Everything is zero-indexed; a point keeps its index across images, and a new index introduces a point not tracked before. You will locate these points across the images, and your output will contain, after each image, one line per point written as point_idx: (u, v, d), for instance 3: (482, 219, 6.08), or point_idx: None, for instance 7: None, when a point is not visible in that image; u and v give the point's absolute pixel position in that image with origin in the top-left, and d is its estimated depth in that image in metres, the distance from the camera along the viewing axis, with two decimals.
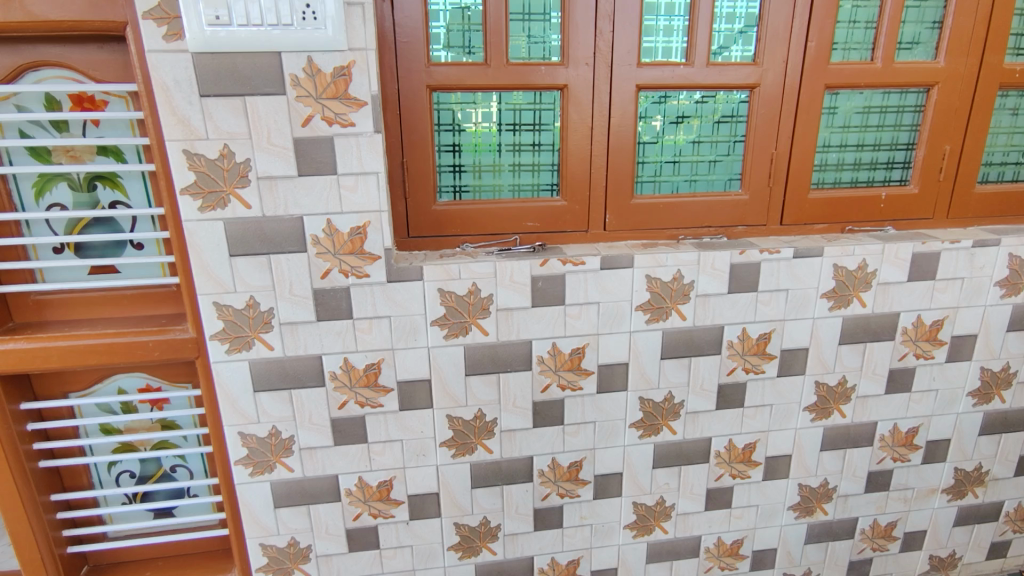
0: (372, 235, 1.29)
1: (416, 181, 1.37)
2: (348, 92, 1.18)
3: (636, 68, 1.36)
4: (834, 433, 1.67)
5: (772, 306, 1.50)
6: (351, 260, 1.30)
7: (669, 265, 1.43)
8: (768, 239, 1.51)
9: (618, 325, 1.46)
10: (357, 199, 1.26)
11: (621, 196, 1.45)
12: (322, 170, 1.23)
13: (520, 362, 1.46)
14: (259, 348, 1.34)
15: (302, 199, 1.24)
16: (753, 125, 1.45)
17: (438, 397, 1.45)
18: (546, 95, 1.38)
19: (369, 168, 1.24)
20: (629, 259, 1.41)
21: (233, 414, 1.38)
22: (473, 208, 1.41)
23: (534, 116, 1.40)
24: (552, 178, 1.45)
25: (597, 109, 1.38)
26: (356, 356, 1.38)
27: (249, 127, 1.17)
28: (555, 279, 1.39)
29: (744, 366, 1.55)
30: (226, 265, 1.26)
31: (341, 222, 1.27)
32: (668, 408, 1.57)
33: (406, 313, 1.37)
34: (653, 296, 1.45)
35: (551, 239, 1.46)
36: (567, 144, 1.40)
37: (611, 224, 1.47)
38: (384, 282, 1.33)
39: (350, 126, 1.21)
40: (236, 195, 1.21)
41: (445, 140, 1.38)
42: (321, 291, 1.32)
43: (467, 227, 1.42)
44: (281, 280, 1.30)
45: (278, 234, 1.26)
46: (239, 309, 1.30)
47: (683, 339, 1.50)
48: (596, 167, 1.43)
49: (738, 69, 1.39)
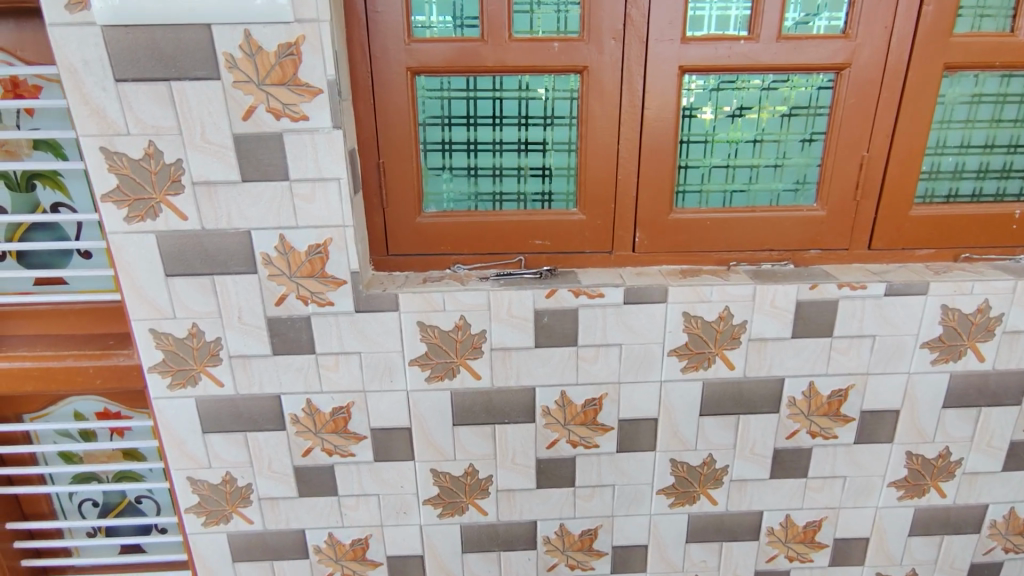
0: (335, 256, 1.05)
1: (395, 187, 1.11)
2: (298, 77, 0.93)
3: (679, 44, 1.04)
4: (927, 516, 1.31)
5: (852, 357, 1.15)
6: (311, 285, 1.06)
7: (715, 300, 1.11)
8: (851, 268, 1.16)
9: (646, 374, 1.16)
10: (315, 211, 1.01)
11: (655, 210, 1.14)
12: (270, 175, 0.99)
13: (521, 412, 1.18)
14: (206, 383, 1.12)
15: (248, 209, 1.00)
16: (838, 119, 1.09)
17: (420, 449, 1.20)
18: (561, 80, 1.08)
19: (328, 174, 0.99)
20: (661, 291, 1.10)
21: (181, 457, 1.17)
22: (467, 221, 1.14)
23: (546, 106, 1.10)
24: (568, 185, 1.15)
25: (627, 99, 1.07)
26: (321, 398, 1.15)
27: (178, 120, 0.94)
28: (565, 313, 1.10)
29: (809, 429, 1.22)
30: (162, 286, 1.04)
31: (297, 239, 1.03)
32: (707, 473, 1.26)
33: (379, 350, 1.12)
34: (692, 339, 1.14)
35: (564, 262, 1.17)
36: (586, 142, 1.10)
37: (641, 244, 1.16)
38: (352, 311, 1.09)
39: (303, 120, 0.96)
40: (169, 204, 0.99)
41: (432, 137, 1.11)
42: (275, 320, 1.08)
43: (460, 244, 1.15)
44: (227, 306, 1.07)
45: (221, 252, 1.03)
46: (181, 338, 1.08)
47: (731, 392, 1.18)
48: (624, 171, 1.12)
49: (819, 45, 1.04)
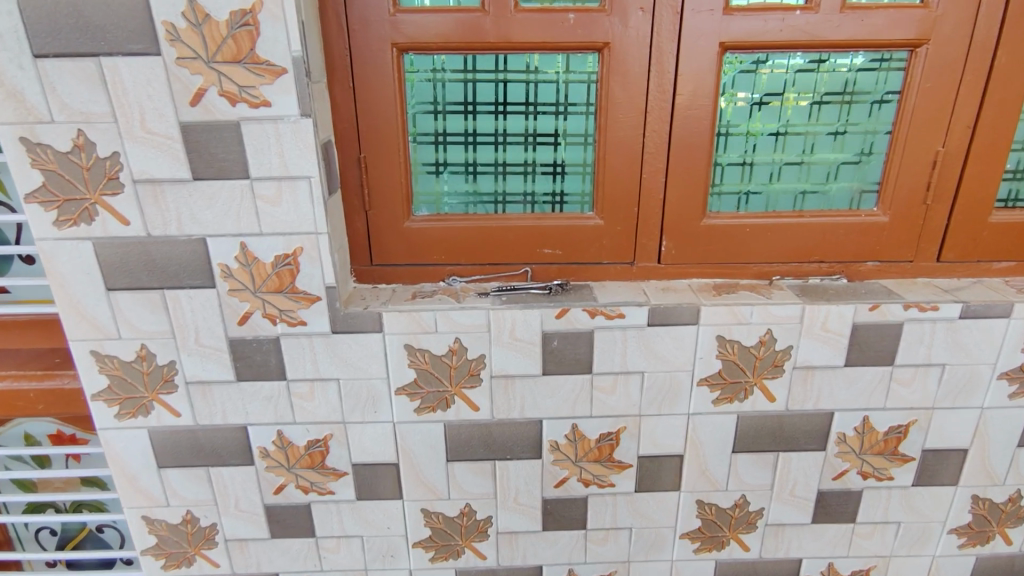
0: (307, 268, 0.88)
1: (379, 186, 0.94)
2: (256, 53, 0.76)
3: (721, 15, 0.86)
4: (990, 565, 1.14)
5: (915, 389, 0.98)
6: (279, 302, 0.90)
7: (756, 323, 0.94)
8: (916, 285, 0.98)
9: (671, 405, 1.00)
10: (281, 215, 0.85)
11: (685, 214, 0.97)
12: (225, 172, 0.82)
13: (526, 448, 1.02)
14: (160, 413, 0.97)
15: (201, 212, 0.84)
16: (908, 107, 0.91)
17: (409, 487, 1.05)
18: (577, 59, 0.90)
19: (297, 171, 0.83)
20: (693, 312, 0.93)
21: (134, 494, 1.03)
22: (464, 226, 0.97)
23: (558, 91, 0.92)
24: (583, 184, 0.98)
25: (656, 82, 0.90)
26: (294, 430, 0.99)
27: (112, 105, 0.78)
28: (578, 336, 0.94)
29: (860, 469, 1.05)
30: (103, 303, 0.89)
31: (261, 248, 0.86)
32: (739, 517, 1.09)
33: (360, 377, 0.96)
34: (727, 367, 0.97)
35: (577, 274, 1.00)
36: (606, 134, 0.93)
37: (668, 254, 0.99)
38: (327, 332, 0.92)
39: (264, 107, 0.79)
40: (106, 206, 0.83)
41: (423, 127, 0.94)
42: (238, 342, 0.92)
43: (455, 253, 0.99)
44: (181, 326, 0.91)
45: (171, 263, 0.87)
46: (128, 361, 0.93)
47: (770, 428, 1.01)
48: (650, 169, 0.94)
49: (890, 17, 0.86)
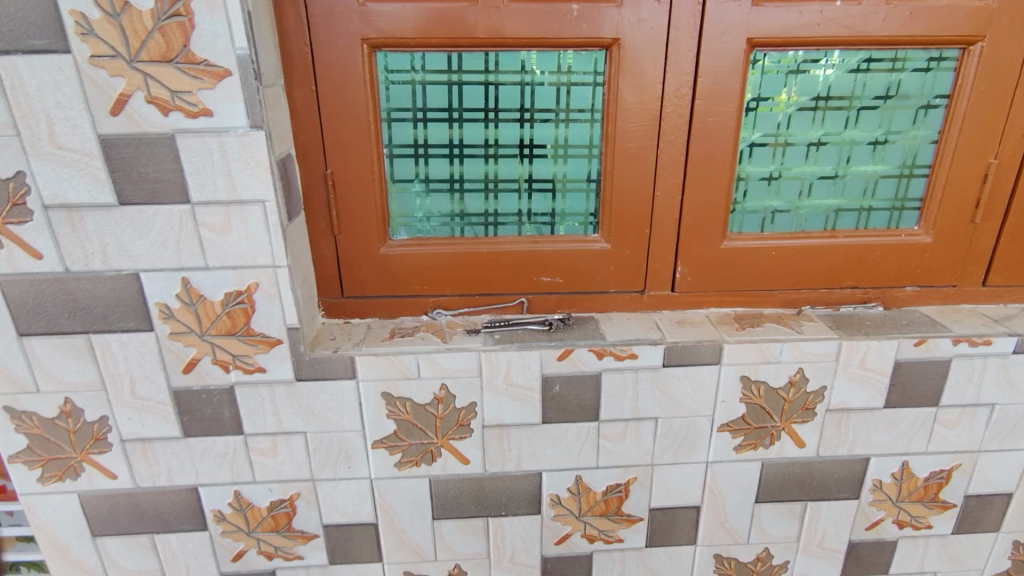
0: (263, 307, 0.74)
1: (350, 207, 0.81)
2: (191, 51, 0.62)
3: (750, 7, 0.73)
4: None
5: (959, 431, 0.88)
6: (231, 347, 0.76)
7: (787, 362, 0.82)
8: (960, 314, 0.87)
9: (688, 453, 0.87)
10: (230, 247, 0.70)
11: (704, 236, 0.85)
12: (159, 196, 0.67)
13: (523, 503, 0.90)
14: (93, 475, 0.82)
15: (130, 244, 0.69)
16: (958, 114, 0.80)
17: (389, 549, 0.91)
18: (580, 58, 0.77)
19: (247, 193, 0.68)
20: (716, 350, 0.81)
21: (66, 565, 0.88)
22: (449, 251, 0.84)
23: (558, 95, 0.79)
24: (587, 202, 0.84)
25: (672, 86, 0.77)
26: (253, 490, 0.85)
27: (13, 114, 0.63)
28: (584, 380, 0.81)
29: (896, 518, 0.94)
30: (16, 351, 0.74)
31: (207, 285, 0.72)
32: (762, 571, 0.97)
33: (330, 429, 0.82)
34: (753, 411, 0.85)
35: (580, 305, 0.87)
36: (615, 145, 0.80)
37: (683, 281, 0.87)
38: (290, 381, 0.79)
39: (203, 117, 0.64)
40: (12, 237, 0.68)
41: (400, 137, 0.80)
42: (183, 393, 0.78)
43: (440, 282, 0.86)
44: (113, 376, 0.76)
45: (97, 304, 0.72)
46: (51, 418, 0.78)
47: (799, 476, 0.90)
48: (665, 185, 0.82)
49: (942, 11, 0.75)
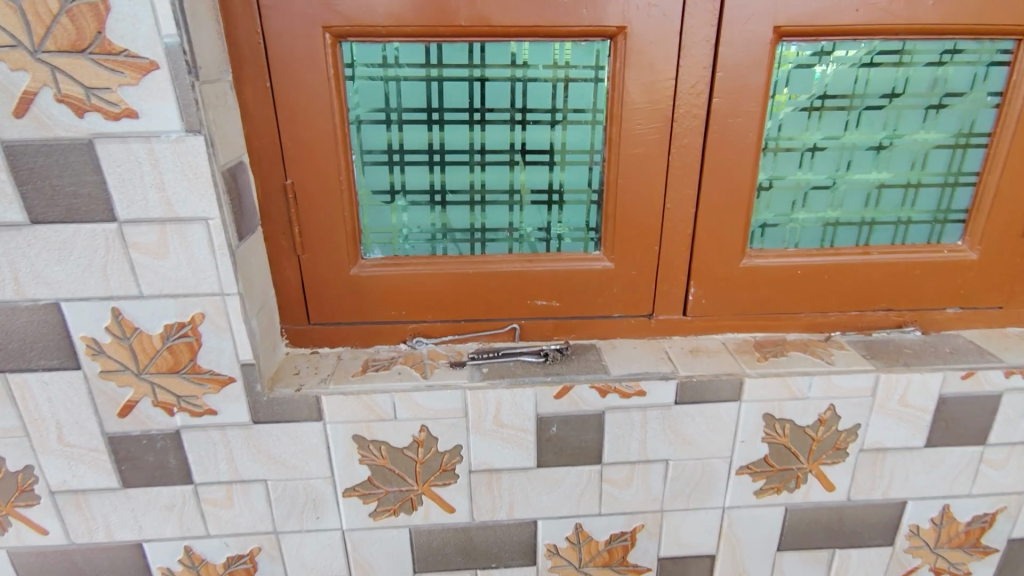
0: (212, 341, 0.63)
1: (315, 221, 0.70)
2: (107, 40, 0.51)
3: None
4: None
5: (1007, 472, 0.78)
6: (174, 386, 0.65)
7: (817, 398, 0.72)
8: (1009, 339, 0.77)
9: (703, 499, 0.77)
10: (168, 272, 0.60)
11: (721, 253, 0.74)
12: (79, 213, 0.57)
13: (516, 554, 0.79)
14: (20, 530, 0.71)
15: (48, 269, 0.58)
16: (1014, 114, 0.70)
17: None
18: (580, 50, 0.66)
19: (186, 210, 0.58)
20: (736, 386, 0.71)
21: None
22: (430, 271, 0.73)
23: (554, 92, 0.68)
24: (587, 215, 0.74)
25: (686, 83, 0.67)
26: (206, 545, 0.74)
27: None
28: (585, 419, 0.71)
29: (933, 565, 0.84)
30: None
31: (143, 316, 0.61)
32: None
33: (293, 477, 0.71)
34: (778, 452, 0.75)
35: (580, 331, 0.77)
36: (620, 151, 0.69)
37: (696, 304, 0.77)
38: (246, 424, 0.68)
39: (128, 119, 0.54)
40: None
41: (372, 142, 0.69)
42: (120, 439, 0.67)
43: (421, 306, 0.75)
44: (37, 420, 0.65)
45: (13, 339, 0.61)
46: None
47: (827, 522, 0.79)
48: (676, 195, 0.71)
49: None
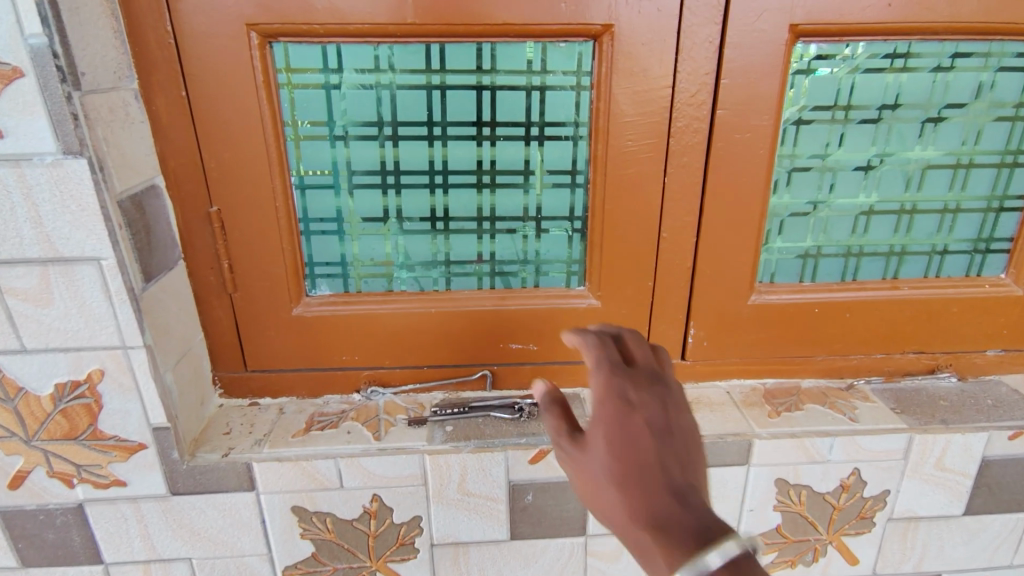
0: (114, 403, 0.53)
1: (246, 255, 0.59)
2: None
3: None
4: None
5: None
6: (73, 454, 0.55)
7: (841, 462, 0.61)
8: None
9: None
10: (54, 322, 0.50)
11: (726, 290, 0.64)
12: None
13: None
14: None
15: None
16: None
17: None
18: (558, 52, 0.55)
19: (71, 248, 0.47)
20: (744, 449, 0.60)
21: None
22: (385, 311, 0.62)
23: (529, 103, 0.57)
24: (569, 245, 0.63)
25: (685, 92, 0.56)
26: None
27: None
28: (567, 487, 0.61)
29: None
30: None
31: (27, 375, 0.51)
32: None
33: (223, 554, 0.61)
34: (793, 522, 0.64)
35: (562, 378, 0.67)
36: (608, 171, 0.58)
37: (696, 347, 0.66)
38: (163, 496, 0.57)
39: None
40: None
41: (313, 160, 0.58)
42: (14, 514, 0.57)
43: (375, 352, 0.64)
44: None
45: None
46: None
47: None
48: (673, 223, 0.61)
49: None
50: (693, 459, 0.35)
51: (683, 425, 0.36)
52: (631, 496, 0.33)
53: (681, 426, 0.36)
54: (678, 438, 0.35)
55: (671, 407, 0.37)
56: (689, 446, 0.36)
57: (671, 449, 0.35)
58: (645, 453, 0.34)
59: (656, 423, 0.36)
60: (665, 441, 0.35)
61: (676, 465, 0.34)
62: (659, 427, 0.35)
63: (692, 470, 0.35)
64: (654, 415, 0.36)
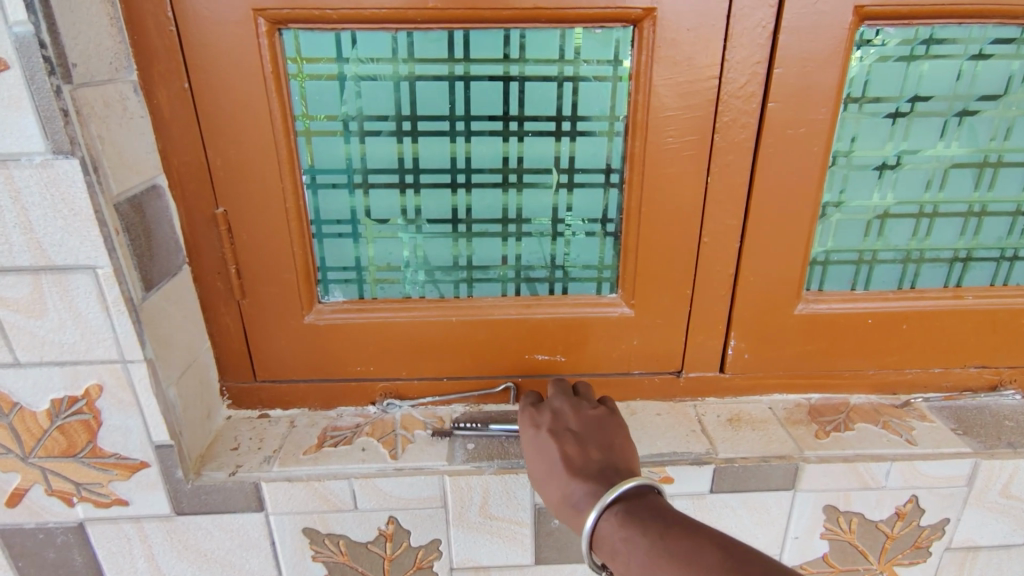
0: (114, 419, 0.49)
1: (255, 260, 0.55)
2: None
3: None
4: None
5: None
6: (72, 472, 0.51)
7: (896, 487, 0.57)
8: None
9: None
10: (50, 333, 0.46)
11: (772, 298, 0.58)
12: None
13: None
14: None
15: None
16: None
17: None
18: (593, 39, 0.50)
19: (65, 256, 0.44)
20: (790, 473, 0.56)
21: None
22: (402, 319, 0.58)
23: (560, 95, 0.52)
24: (601, 249, 0.59)
25: (733, 82, 0.51)
26: None
27: None
28: None
29: None
30: None
31: (22, 390, 0.48)
32: None
33: None
34: (841, 550, 0.59)
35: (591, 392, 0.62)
36: (646, 169, 0.53)
37: (736, 359, 0.61)
38: (168, 515, 0.54)
39: None
40: None
41: (326, 158, 0.54)
42: (12, 532, 0.54)
43: (391, 362, 0.60)
44: None
45: None
46: None
47: None
48: (716, 226, 0.55)
49: None
50: (603, 438, 0.46)
51: (585, 425, 0.48)
52: (555, 492, 0.45)
53: (582, 427, 0.48)
54: (584, 433, 0.47)
55: (573, 413, 0.49)
56: (593, 437, 0.47)
57: (571, 443, 0.46)
58: (551, 458, 0.46)
59: (557, 429, 0.48)
60: (566, 433, 0.47)
61: (575, 452, 0.45)
62: (560, 434, 0.47)
63: (598, 449, 0.45)
64: (558, 424, 0.49)
